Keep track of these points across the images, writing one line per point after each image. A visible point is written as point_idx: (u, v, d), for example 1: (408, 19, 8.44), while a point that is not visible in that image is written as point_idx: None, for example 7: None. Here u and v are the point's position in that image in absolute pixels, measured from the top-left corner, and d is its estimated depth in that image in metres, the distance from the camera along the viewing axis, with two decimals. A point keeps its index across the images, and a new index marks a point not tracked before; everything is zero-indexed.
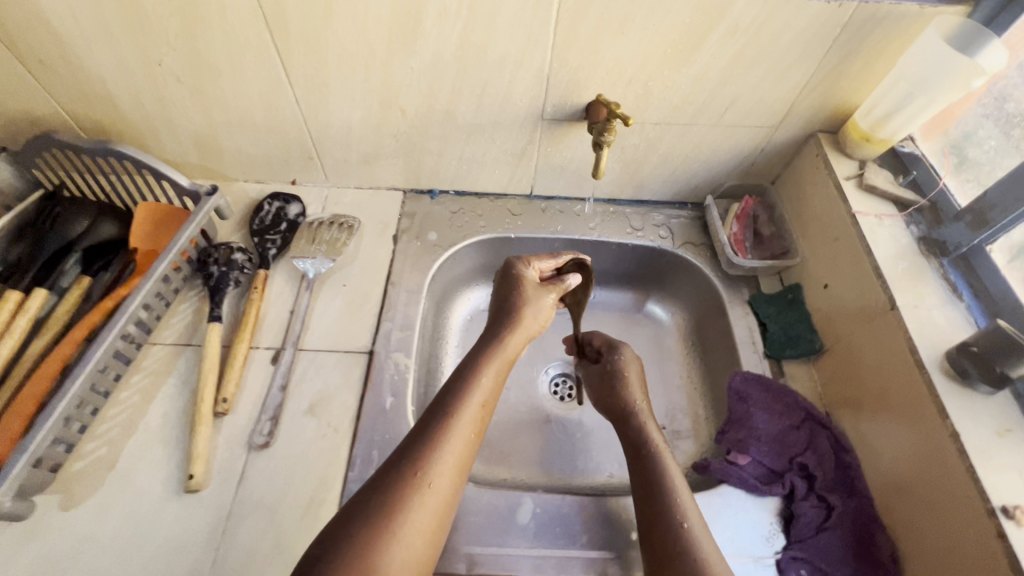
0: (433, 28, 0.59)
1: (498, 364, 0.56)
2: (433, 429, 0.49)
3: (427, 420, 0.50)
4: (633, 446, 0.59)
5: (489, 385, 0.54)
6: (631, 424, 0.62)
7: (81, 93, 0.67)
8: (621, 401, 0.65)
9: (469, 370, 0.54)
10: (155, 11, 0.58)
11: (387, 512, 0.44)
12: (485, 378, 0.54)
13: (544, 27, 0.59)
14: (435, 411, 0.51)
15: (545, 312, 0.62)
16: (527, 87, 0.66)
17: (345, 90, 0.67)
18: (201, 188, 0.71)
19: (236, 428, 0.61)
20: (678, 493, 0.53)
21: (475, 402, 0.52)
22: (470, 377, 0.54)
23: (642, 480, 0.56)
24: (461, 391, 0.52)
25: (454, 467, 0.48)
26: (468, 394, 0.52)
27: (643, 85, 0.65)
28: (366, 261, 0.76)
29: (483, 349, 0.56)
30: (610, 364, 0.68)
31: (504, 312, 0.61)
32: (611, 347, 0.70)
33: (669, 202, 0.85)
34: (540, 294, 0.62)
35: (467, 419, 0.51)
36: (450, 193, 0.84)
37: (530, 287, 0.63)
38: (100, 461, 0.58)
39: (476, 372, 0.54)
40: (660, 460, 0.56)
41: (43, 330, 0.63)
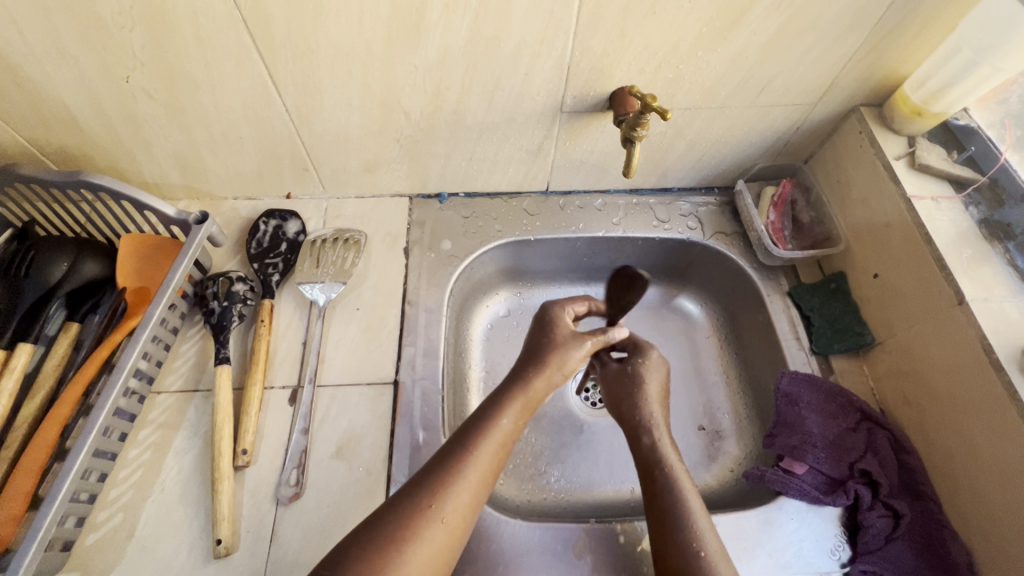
0: (439, 22, 0.52)
1: (522, 406, 0.50)
2: (450, 460, 0.46)
3: (446, 450, 0.47)
4: (645, 468, 0.53)
5: (511, 425, 0.49)
6: (642, 440, 0.55)
7: (40, 118, 0.59)
8: (634, 409, 0.57)
9: (496, 405, 0.50)
10: (115, 23, 0.50)
11: (398, 544, 0.41)
12: (509, 418, 0.49)
13: (565, 12, 0.52)
14: (456, 440, 0.48)
15: (574, 363, 0.54)
16: (545, 80, 0.59)
17: (341, 96, 0.60)
18: (189, 216, 0.64)
19: (260, 481, 0.56)
20: (697, 518, 0.48)
21: (493, 444, 0.47)
22: (492, 414, 0.49)
23: (655, 499, 0.50)
24: (483, 425, 0.48)
25: (470, 503, 0.44)
26: (487, 434, 0.48)
27: (673, 69, 0.59)
28: (378, 279, 0.70)
29: (506, 385, 0.52)
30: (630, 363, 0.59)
31: (531, 352, 0.54)
32: (636, 346, 0.61)
33: (694, 189, 0.80)
34: (570, 344, 0.54)
35: (487, 457, 0.47)
36: (460, 196, 0.78)
37: (562, 336, 0.55)
38: (117, 531, 0.53)
39: (501, 410, 0.49)
40: (674, 479, 0.51)
41: (35, 388, 0.57)
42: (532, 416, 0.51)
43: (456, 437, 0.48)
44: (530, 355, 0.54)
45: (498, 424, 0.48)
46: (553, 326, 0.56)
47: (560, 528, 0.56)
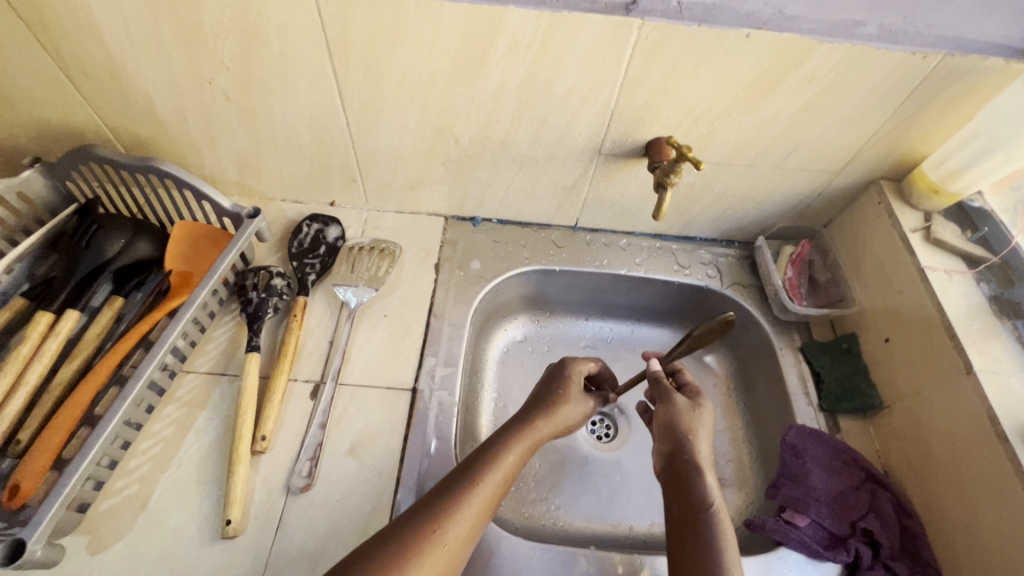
0: (502, 60, 0.57)
1: (525, 446, 0.57)
2: (453, 492, 0.51)
3: (450, 484, 0.52)
4: (687, 506, 0.50)
5: (514, 462, 0.55)
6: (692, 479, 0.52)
7: (124, 106, 0.65)
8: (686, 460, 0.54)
9: (499, 443, 0.56)
10: (213, 30, 0.56)
11: (398, 564, 0.45)
12: (509, 458, 0.55)
13: (615, 64, 0.57)
14: (458, 476, 0.52)
15: (584, 407, 0.63)
16: (589, 122, 0.64)
17: (399, 116, 0.65)
18: (243, 210, 0.68)
19: (273, 468, 0.58)
20: (731, 569, 0.45)
21: (493, 480, 0.53)
22: (498, 453, 0.55)
23: (690, 538, 0.48)
24: (484, 464, 0.54)
25: (467, 533, 0.50)
26: (491, 470, 0.53)
27: (707, 126, 0.64)
28: (408, 290, 0.73)
29: (514, 427, 0.58)
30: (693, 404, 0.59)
31: (539, 399, 0.62)
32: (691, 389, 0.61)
33: (716, 240, 0.83)
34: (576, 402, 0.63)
35: (485, 491, 0.52)
36: (493, 221, 0.82)
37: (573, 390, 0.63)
38: (131, 500, 0.55)
39: (506, 448, 0.56)
40: (717, 531, 0.48)
41: (73, 354, 0.60)
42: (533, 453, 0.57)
43: (458, 472, 0.53)
44: (537, 405, 0.62)
45: (502, 459, 0.55)
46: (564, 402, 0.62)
47: (560, 551, 0.57)
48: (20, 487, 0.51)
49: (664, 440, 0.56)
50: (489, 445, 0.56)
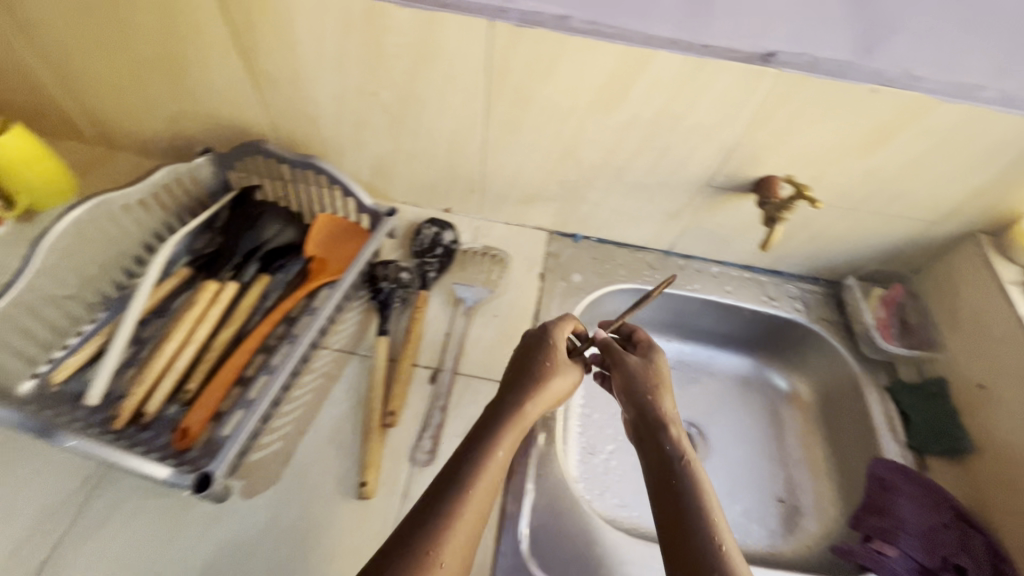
0: (640, 95, 0.64)
1: (513, 434, 0.52)
2: (444, 502, 0.46)
3: (431, 489, 0.47)
4: (659, 458, 0.53)
5: (503, 457, 0.51)
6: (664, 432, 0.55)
7: (293, 109, 0.74)
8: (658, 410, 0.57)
9: (482, 440, 0.51)
10: (392, 51, 0.64)
11: None
12: (500, 452, 0.51)
13: (743, 108, 0.63)
14: (448, 480, 0.48)
15: (574, 374, 0.60)
16: (707, 156, 0.70)
17: (532, 137, 0.72)
18: (381, 208, 0.76)
19: (399, 442, 0.63)
20: (716, 519, 0.47)
21: (482, 488, 0.48)
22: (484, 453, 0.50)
23: (669, 486, 0.51)
24: (473, 467, 0.49)
25: (464, 547, 0.45)
26: (484, 469, 0.49)
27: (818, 168, 0.69)
28: (515, 295, 0.79)
29: (502, 415, 0.53)
30: (650, 363, 0.62)
31: (522, 369, 0.58)
32: (647, 346, 0.64)
33: (802, 276, 0.87)
34: (566, 369, 0.59)
35: (477, 497, 0.47)
36: (592, 239, 0.88)
37: (561, 360, 0.59)
38: (277, 455, 0.61)
39: (495, 442, 0.51)
40: (695, 482, 0.50)
41: (231, 320, 0.68)
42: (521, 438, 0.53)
43: (443, 474, 0.49)
44: (516, 379, 0.57)
45: (491, 454, 0.50)
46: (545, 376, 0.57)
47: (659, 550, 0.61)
48: (190, 430, 0.59)
49: (631, 401, 0.59)
50: (463, 448, 0.51)
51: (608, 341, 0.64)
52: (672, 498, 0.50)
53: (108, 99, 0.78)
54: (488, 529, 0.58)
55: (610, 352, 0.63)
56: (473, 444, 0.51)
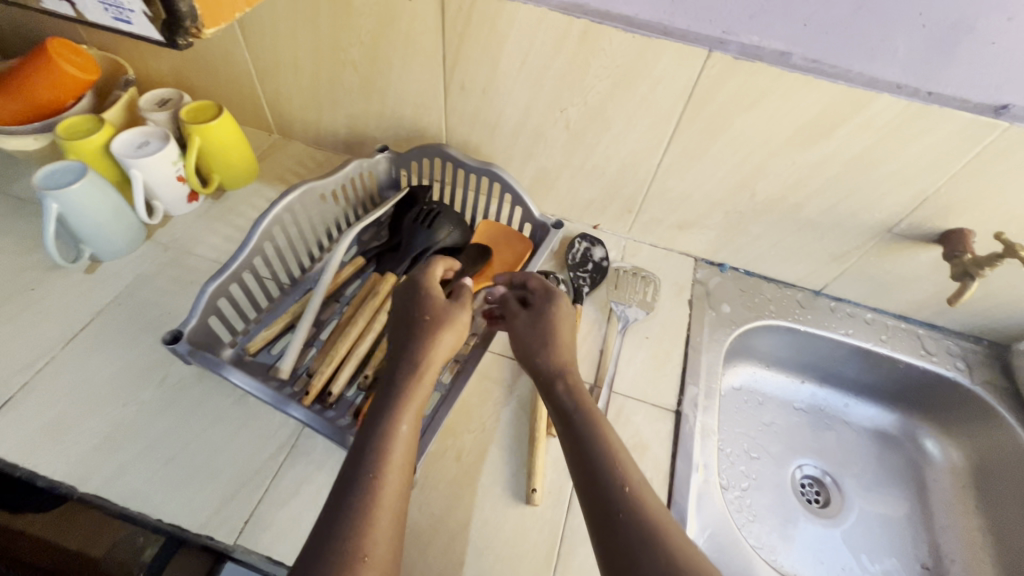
0: (844, 136, 0.63)
1: (415, 408, 0.52)
2: (364, 476, 0.45)
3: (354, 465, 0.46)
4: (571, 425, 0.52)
5: (408, 433, 0.50)
6: (559, 389, 0.55)
7: (475, 117, 0.78)
8: (551, 362, 0.58)
9: (379, 407, 0.51)
10: (594, 72, 0.66)
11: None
12: (404, 425, 0.50)
13: (957, 158, 0.61)
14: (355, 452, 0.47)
15: (465, 317, 0.61)
16: (898, 202, 0.68)
17: (711, 165, 0.72)
18: (549, 220, 0.78)
19: (561, 452, 0.64)
20: (673, 529, 0.43)
21: (395, 466, 0.47)
22: (379, 421, 0.50)
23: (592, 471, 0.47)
24: (372, 437, 0.48)
25: (390, 538, 0.43)
26: (387, 443, 0.48)
27: (1023, 228, 0.65)
28: (665, 319, 0.79)
29: (398, 382, 0.53)
30: (539, 311, 0.62)
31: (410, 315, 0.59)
32: (546, 293, 0.64)
33: (963, 333, 0.82)
34: (451, 312, 0.60)
35: (393, 482, 0.46)
36: (739, 271, 0.87)
37: (442, 304, 0.60)
38: (448, 449, 0.63)
39: (395, 417, 0.50)
40: (622, 471, 0.47)
41: None
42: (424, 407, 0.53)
43: (357, 447, 0.48)
44: (407, 323, 0.59)
45: (398, 431, 0.49)
46: (429, 314, 0.59)
47: None
48: None
49: (522, 339, 0.61)
50: (372, 419, 0.50)
51: (506, 297, 0.66)
52: (575, 442, 0.50)
53: (303, 93, 0.84)
54: None
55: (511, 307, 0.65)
56: (375, 415, 0.50)
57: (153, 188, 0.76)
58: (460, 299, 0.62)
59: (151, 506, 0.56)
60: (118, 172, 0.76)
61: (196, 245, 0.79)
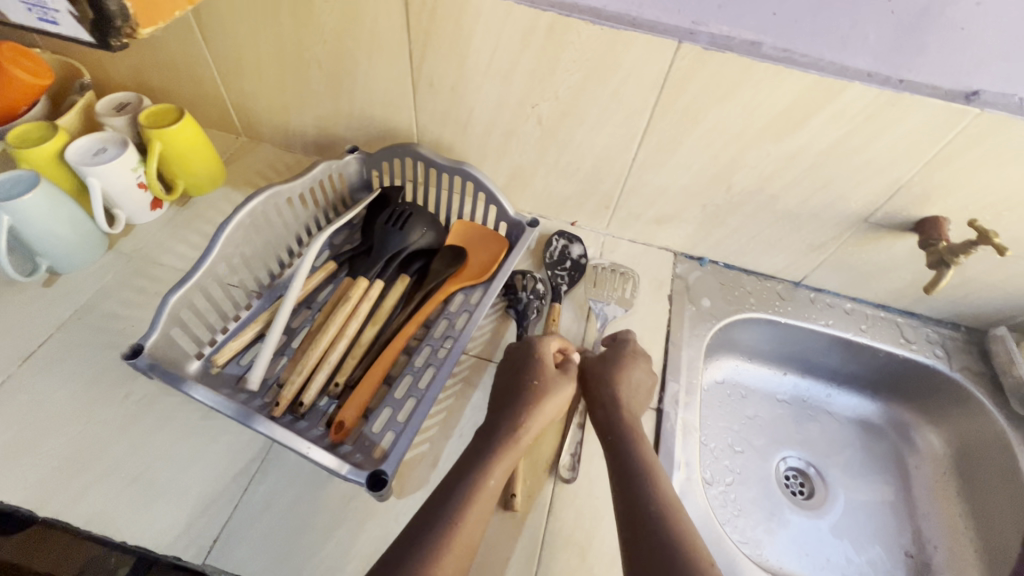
0: (817, 126, 0.62)
1: (509, 463, 0.55)
2: (452, 505, 0.50)
3: (446, 496, 0.51)
4: (616, 443, 0.57)
5: (498, 481, 0.53)
6: (609, 415, 0.60)
7: (446, 115, 0.76)
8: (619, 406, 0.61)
9: (478, 454, 0.55)
10: (564, 67, 0.65)
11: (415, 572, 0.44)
12: (494, 479, 0.53)
13: (929, 146, 0.61)
14: (451, 488, 0.51)
15: (568, 391, 0.62)
16: (873, 191, 0.67)
17: (687, 158, 0.71)
18: (524, 219, 0.76)
19: (541, 455, 0.63)
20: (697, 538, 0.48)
21: (481, 503, 0.51)
22: (479, 468, 0.53)
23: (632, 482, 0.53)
24: (467, 478, 0.52)
25: (461, 557, 0.47)
26: (479, 487, 0.51)
27: (997, 214, 0.65)
28: (645, 315, 0.79)
29: (502, 437, 0.56)
30: (620, 355, 0.66)
31: (520, 378, 0.62)
32: (623, 342, 0.68)
33: (942, 320, 0.83)
34: (556, 383, 0.61)
35: (474, 516, 0.50)
36: (719, 265, 0.86)
37: (551, 373, 0.62)
38: (424, 457, 0.61)
39: (486, 470, 0.53)
40: (658, 486, 0.52)
41: (375, 319, 0.69)
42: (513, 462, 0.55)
43: (450, 482, 0.52)
44: (518, 387, 0.61)
45: (488, 476, 0.53)
46: (530, 375, 0.61)
47: None
48: (345, 423, 0.60)
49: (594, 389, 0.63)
50: (467, 467, 0.53)
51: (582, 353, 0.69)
52: (618, 458, 0.56)
53: (268, 94, 0.82)
54: None
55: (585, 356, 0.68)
56: (470, 464, 0.54)
57: (114, 197, 0.73)
58: (568, 372, 0.64)
59: (115, 528, 0.54)
60: (76, 182, 0.73)
61: (161, 254, 0.77)
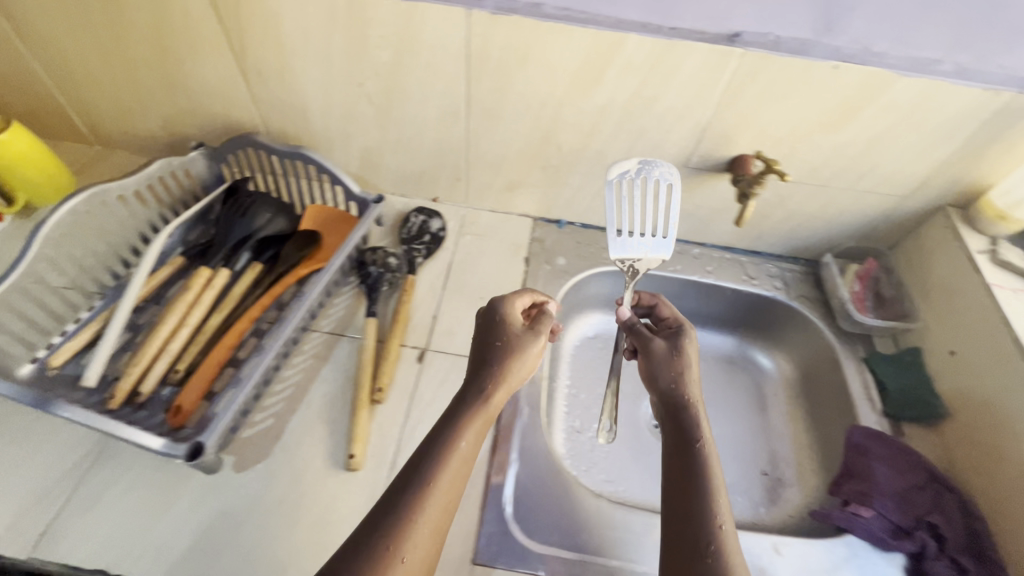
0: (613, 79, 0.66)
1: (478, 426, 0.50)
2: (417, 482, 0.45)
3: (414, 469, 0.46)
4: (678, 443, 0.54)
5: (467, 449, 0.48)
6: (678, 411, 0.57)
7: (283, 103, 0.77)
8: (669, 391, 0.59)
9: (451, 420, 0.50)
10: (375, 43, 0.67)
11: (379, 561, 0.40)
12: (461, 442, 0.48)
13: (713, 87, 0.66)
14: (420, 461, 0.46)
15: (533, 358, 0.55)
16: (681, 137, 0.72)
17: (513, 121, 0.74)
18: (369, 197, 0.78)
19: (388, 416, 0.66)
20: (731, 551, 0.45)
21: (448, 479, 0.46)
22: (450, 434, 0.48)
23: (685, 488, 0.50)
24: (436, 449, 0.47)
25: (430, 545, 0.43)
26: (444, 459, 0.46)
27: (790, 146, 0.71)
28: (501, 278, 0.82)
29: (469, 403, 0.51)
30: (675, 340, 0.63)
31: (488, 337, 0.56)
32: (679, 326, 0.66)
33: (783, 256, 0.89)
34: (524, 339, 0.55)
35: (442, 494, 0.45)
36: (577, 225, 0.90)
37: (516, 331, 0.56)
38: (267, 432, 0.63)
39: (456, 433, 0.48)
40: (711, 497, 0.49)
41: (222, 305, 0.70)
42: (487, 430, 0.51)
43: (421, 455, 0.47)
44: (484, 352, 0.55)
45: (456, 443, 0.48)
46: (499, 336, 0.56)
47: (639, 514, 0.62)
48: (183, 407, 0.61)
49: (649, 373, 0.62)
50: (434, 434, 0.48)
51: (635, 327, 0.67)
52: (677, 456, 0.53)
53: (105, 98, 0.81)
54: (472, 497, 0.60)
55: (638, 334, 0.65)
56: (438, 432, 0.49)
57: None
58: (538, 327, 0.58)
59: None
60: None
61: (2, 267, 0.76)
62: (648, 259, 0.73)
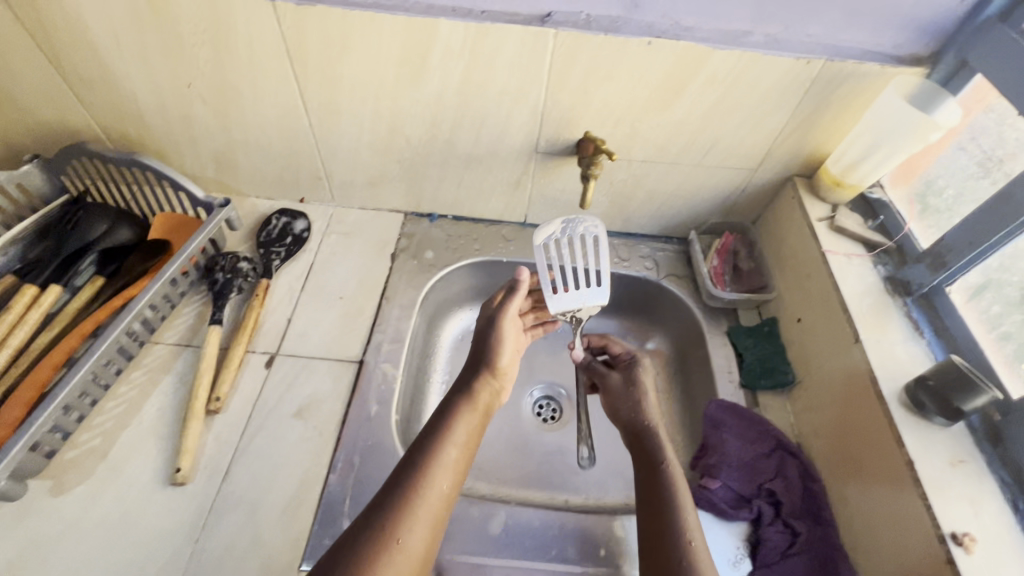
0: (438, 66, 0.65)
1: (467, 428, 0.55)
2: (406, 481, 0.49)
3: (404, 468, 0.50)
4: (645, 455, 0.60)
5: (458, 452, 0.53)
6: (641, 436, 0.62)
7: (115, 107, 0.74)
8: (633, 412, 0.65)
9: (439, 426, 0.54)
10: (190, 40, 0.64)
11: (378, 548, 0.44)
12: (458, 433, 0.54)
13: (538, 69, 0.65)
14: (410, 462, 0.51)
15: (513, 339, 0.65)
16: (523, 122, 0.72)
17: (355, 115, 0.73)
18: (215, 201, 0.76)
19: (226, 426, 0.64)
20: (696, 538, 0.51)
21: (437, 488, 0.49)
22: (441, 436, 0.53)
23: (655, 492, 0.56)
24: (428, 450, 0.52)
25: (426, 544, 0.47)
26: (432, 462, 0.51)
27: (629, 125, 0.71)
28: (364, 276, 0.80)
29: (455, 409, 0.56)
30: (632, 365, 0.70)
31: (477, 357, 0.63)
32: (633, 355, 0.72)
33: (656, 236, 0.90)
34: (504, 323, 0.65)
35: (434, 499, 0.49)
36: (449, 218, 0.89)
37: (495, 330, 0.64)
38: (92, 452, 0.60)
39: (444, 444, 0.52)
40: (680, 500, 0.54)
41: (52, 323, 0.67)
42: (479, 423, 0.57)
43: (405, 460, 0.51)
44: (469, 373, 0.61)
45: (448, 440, 0.53)
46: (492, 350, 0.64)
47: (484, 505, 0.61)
48: None
49: (611, 405, 0.68)
50: (422, 442, 0.53)
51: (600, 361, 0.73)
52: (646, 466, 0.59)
53: None
54: (308, 501, 0.59)
55: (597, 370, 0.72)
56: (425, 441, 0.53)
57: None
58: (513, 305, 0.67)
59: None
60: None
61: None
62: (587, 307, 0.72)
